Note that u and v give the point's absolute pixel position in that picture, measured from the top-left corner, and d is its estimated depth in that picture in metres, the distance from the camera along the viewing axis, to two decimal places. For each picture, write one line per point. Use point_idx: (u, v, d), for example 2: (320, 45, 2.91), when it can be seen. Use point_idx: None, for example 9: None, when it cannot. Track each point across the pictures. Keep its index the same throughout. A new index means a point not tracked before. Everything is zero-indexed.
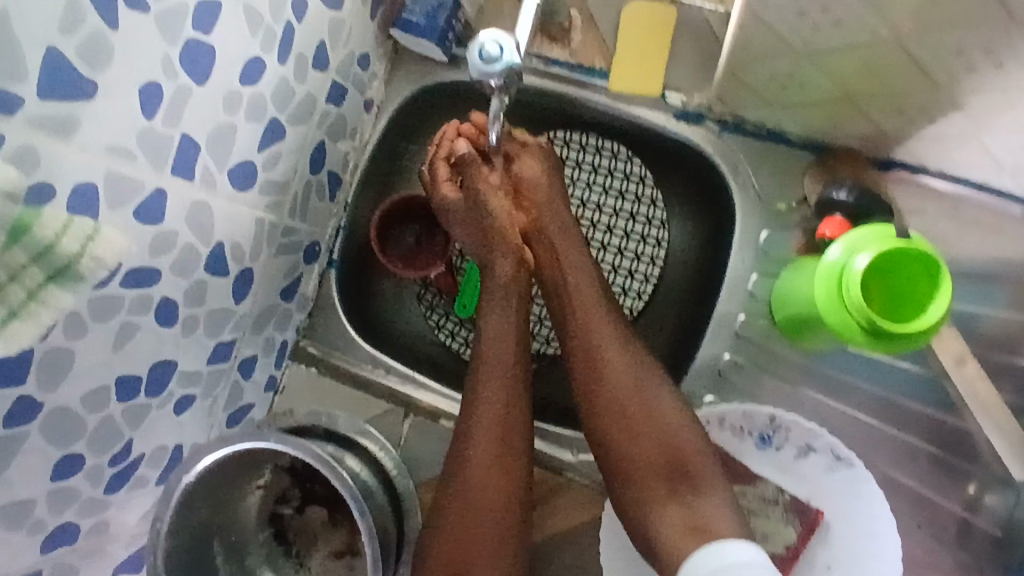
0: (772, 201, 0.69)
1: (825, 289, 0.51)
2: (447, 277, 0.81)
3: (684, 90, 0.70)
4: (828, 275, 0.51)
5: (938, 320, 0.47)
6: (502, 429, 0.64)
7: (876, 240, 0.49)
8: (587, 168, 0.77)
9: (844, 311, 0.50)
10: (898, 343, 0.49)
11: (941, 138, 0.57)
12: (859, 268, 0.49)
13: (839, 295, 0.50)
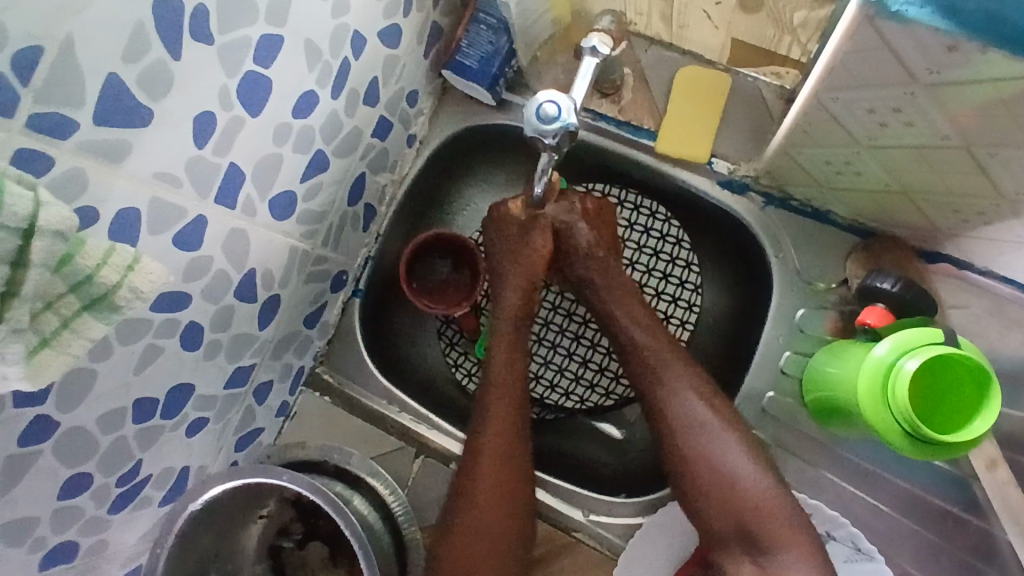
0: (812, 279, 0.68)
1: (866, 386, 0.49)
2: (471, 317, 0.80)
3: (732, 158, 0.69)
4: (870, 372, 0.49)
5: (981, 434, 0.46)
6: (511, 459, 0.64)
7: (924, 344, 0.48)
8: (623, 224, 0.77)
9: (885, 413, 0.48)
10: (937, 453, 0.48)
11: (995, 240, 0.56)
12: (908, 371, 0.47)
13: (883, 394, 0.48)
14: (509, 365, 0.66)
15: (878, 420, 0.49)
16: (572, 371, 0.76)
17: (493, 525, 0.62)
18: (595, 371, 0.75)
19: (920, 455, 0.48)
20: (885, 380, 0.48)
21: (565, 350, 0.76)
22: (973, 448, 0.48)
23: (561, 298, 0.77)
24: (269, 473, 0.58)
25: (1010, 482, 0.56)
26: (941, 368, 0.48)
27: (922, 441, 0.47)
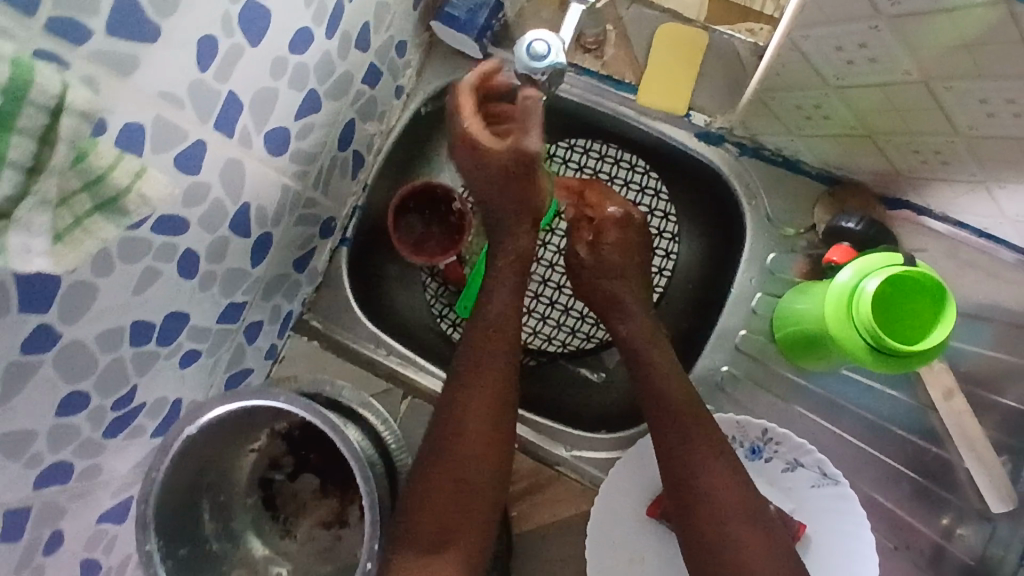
0: (782, 225, 0.72)
1: (835, 305, 0.53)
2: (456, 268, 0.82)
3: (708, 111, 0.73)
4: (837, 294, 0.53)
5: (939, 343, 0.49)
6: (495, 426, 0.63)
7: (886, 266, 0.51)
8: (604, 177, 0.80)
9: (852, 330, 0.52)
10: (903, 363, 0.51)
11: (949, 181, 0.61)
12: (869, 291, 0.51)
13: (848, 313, 0.52)
14: (484, 333, 0.65)
15: (844, 336, 0.52)
16: (555, 319, 0.79)
17: (474, 477, 0.61)
18: (577, 319, 0.78)
19: (889, 367, 0.52)
20: (851, 298, 0.52)
21: (547, 300, 0.79)
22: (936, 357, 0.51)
23: (547, 250, 0.79)
24: (267, 395, 0.59)
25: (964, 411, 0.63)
26: (901, 285, 0.51)
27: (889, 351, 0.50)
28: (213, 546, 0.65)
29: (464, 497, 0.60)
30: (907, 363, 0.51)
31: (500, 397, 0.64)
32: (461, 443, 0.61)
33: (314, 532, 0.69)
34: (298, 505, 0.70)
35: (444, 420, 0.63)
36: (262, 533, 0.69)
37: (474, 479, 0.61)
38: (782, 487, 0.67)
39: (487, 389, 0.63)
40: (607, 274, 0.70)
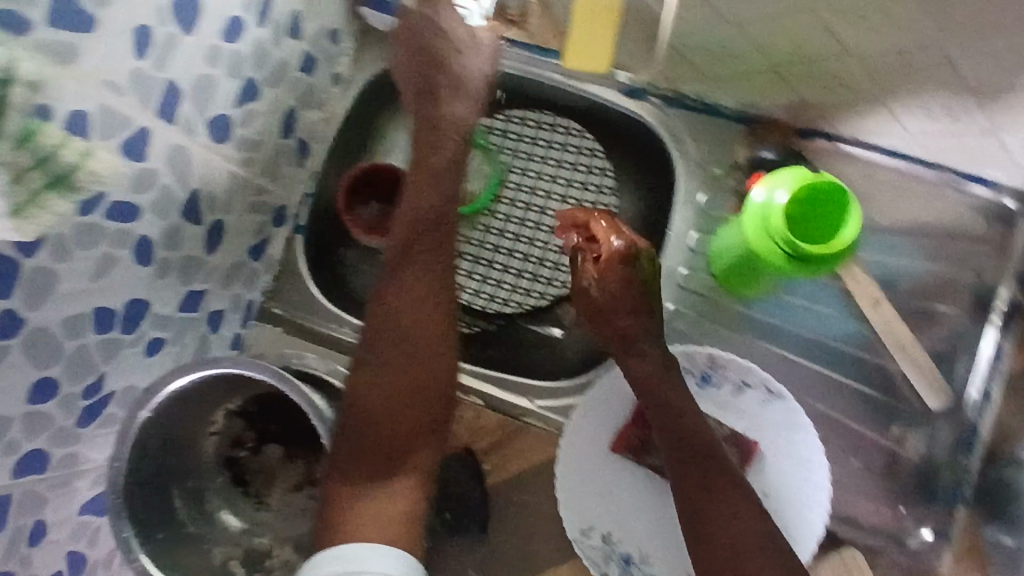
0: (709, 165, 0.76)
1: (753, 225, 0.57)
2: None
3: (631, 68, 0.76)
4: (754, 214, 0.57)
5: (850, 239, 0.54)
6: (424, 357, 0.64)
7: (793, 179, 0.56)
8: (542, 143, 0.83)
9: (770, 243, 0.57)
10: (822, 263, 0.56)
11: (855, 103, 0.66)
12: (779, 203, 0.55)
13: (765, 229, 0.57)
14: (423, 263, 0.65)
15: (764, 249, 0.57)
16: (510, 283, 0.82)
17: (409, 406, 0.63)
18: (530, 280, 0.82)
19: (811, 268, 0.57)
20: (766, 216, 0.56)
21: (501, 266, 0.82)
22: (849, 254, 0.56)
23: (497, 219, 0.83)
24: (214, 364, 0.63)
25: (893, 317, 0.70)
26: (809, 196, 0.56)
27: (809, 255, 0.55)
28: (191, 527, 0.68)
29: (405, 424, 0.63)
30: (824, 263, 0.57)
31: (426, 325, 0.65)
32: (391, 372, 0.63)
33: (286, 498, 0.73)
34: (267, 477, 0.73)
35: (383, 345, 0.64)
36: (237, 510, 0.72)
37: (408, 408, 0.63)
38: (735, 410, 0.71)
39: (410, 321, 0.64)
40: (616, 311, 0.65)
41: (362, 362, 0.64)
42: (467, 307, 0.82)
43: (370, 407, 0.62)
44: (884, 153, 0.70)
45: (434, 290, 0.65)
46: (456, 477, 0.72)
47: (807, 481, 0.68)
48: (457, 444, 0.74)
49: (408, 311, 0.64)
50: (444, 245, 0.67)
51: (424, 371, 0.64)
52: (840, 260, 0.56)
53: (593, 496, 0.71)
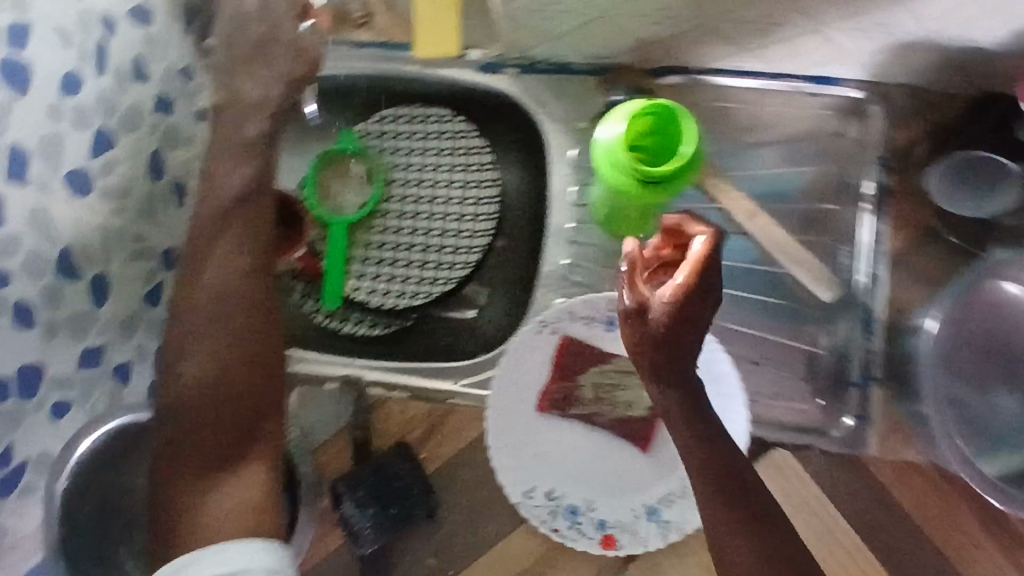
0: (576, 122, 0.77)
1: (606, 159, 0.59)
2: (310, 260, 0.82)
3: (481, 45, 0.77)
4: (603, 150, 0.60)
5: (688, 156, 0.57)
6: (246, 350, 0.60)
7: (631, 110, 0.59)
8: (418, 135, 0.84)
9: (623, 175, 0.59)
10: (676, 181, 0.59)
11: (682, 32, 0.69)
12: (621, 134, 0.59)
13: (616, 162, 0.59)
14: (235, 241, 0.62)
15: (619, 183, 0.60)
16: (415, 276, 0.83)
17: (230, 405, 0.59)
18: (434, 268, 0.83)
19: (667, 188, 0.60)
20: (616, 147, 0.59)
21: (404, 262, 0.83)
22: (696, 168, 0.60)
23: (390, 219, 0.83)
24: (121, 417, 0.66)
25: (772, 225, 0.72)
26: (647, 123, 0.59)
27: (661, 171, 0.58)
28: None
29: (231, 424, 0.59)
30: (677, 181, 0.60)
31: (242, 318, 0.61)
32: (206, 374, 0.59)
33: None
34: None
35: (201, 336, 0.59)
36: None
37: (229, 408, 0.59)
38: None
39: (219, 317, 0.60)
40: (672, 337, 0.54)
41: (178, 352, 0.60)
42: (379, 309, 0.83)
43: (190, 399, 0.58)
44: (734, 74, 0.74)
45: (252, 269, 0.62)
46: (397, 471, 0.72)
47: (727, 401, 0.70)
48: (390, 439, 0.75)
49: (227, 296, 0.60)
50: (262, 225, 0.64)
51: (247, 363, 0.60)
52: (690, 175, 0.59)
53: (527, 458, 0.72)
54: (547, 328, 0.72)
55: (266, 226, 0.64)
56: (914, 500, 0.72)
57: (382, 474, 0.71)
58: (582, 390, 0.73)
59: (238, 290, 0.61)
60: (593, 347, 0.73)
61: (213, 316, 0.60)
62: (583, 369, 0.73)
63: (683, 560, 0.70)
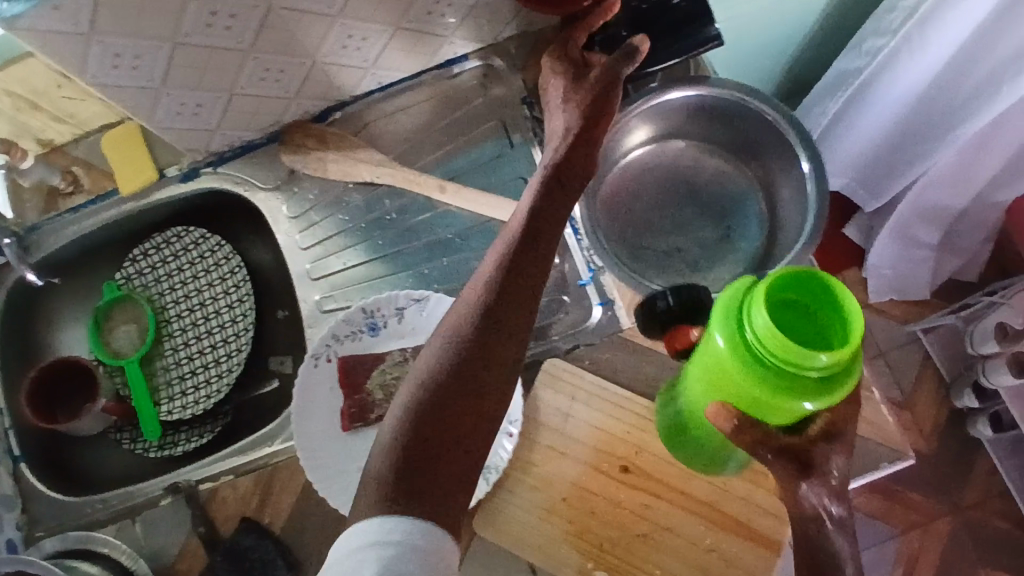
0: (275, 182, 0.86)
1: (721, 322, 0.59)
2: (116, 404, 0.89)
3: (173, 161, 0.87)
4: (719, 315, 0.60)
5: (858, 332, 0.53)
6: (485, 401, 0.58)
7: (785, 270, 0.57)
8: (166, 260, 0.93)
9: (762, 367, 0.55)
10: (819, 384, 0.54)
11: (309, 76, 0.78)
12: (759, 323, 0.54)
13: (754, 353, 0.56)
14: (494, 336, 0.59)
15: (761, 378, 0.55)
16: (213, 372, 0.92)
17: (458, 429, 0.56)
18: (226, 359, 0.92)
19: (782, 395, 0.55)
20: (735, 310, 0.58)
21: (200, 365, 0.92)
22: (840, 396, 0.55)
23: (173, 338, 0.93)
24: None
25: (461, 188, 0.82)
26: (788, 287, 0.58)
27: (785, 359, 0.53)
28: None
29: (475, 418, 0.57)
30: (813, 390, 0.54)
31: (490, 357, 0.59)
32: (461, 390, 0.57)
33: None
34: None
35: (491, 326, 0.59)
36: None
37: (453, 447, 0.56)
38: (408, 331, 0.81)
39: (510, 317, 0.60)
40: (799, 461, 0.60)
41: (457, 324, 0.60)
42: (194, 417, 0.90)
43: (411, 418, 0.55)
44: (378, 90, 0.85)
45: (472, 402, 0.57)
46: (248, 545, 0.77)
47: None
48: (235, 518, 0.79)
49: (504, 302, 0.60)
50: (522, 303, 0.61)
51: (479, 401, 0.58)
52: (830, 391, 0.54)
53: (349, 477, 0.76)
54: (320, 359, 0.79)
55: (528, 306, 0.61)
56: None
57: (234, 555, 0.76)
58: (374, 395, 0.79)
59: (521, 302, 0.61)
60: (370, 353, 0.80)
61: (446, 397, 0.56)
62: (365, 375, 0.79)
63: (516, 492, 0.73)
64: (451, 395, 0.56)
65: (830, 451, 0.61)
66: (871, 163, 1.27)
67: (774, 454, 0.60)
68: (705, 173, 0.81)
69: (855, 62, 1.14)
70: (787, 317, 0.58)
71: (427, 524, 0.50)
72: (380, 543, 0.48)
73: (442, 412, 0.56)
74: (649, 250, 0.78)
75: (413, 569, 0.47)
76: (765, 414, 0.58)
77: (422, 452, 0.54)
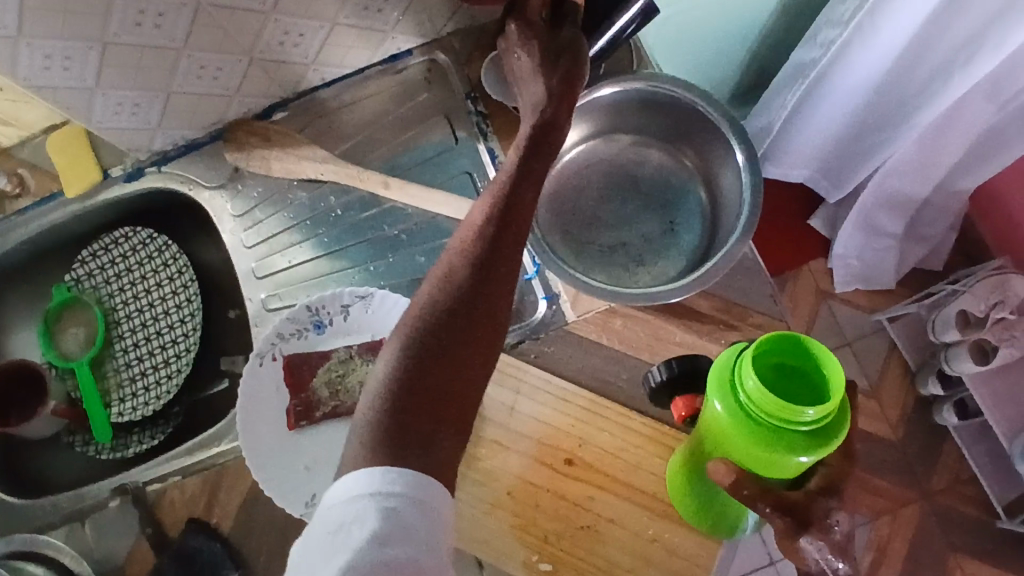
0: (220, 179, 0.85)
1: (716, 388, 0.62)
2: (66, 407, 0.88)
3: (116, 161, 0.86)
4: (714, 382, 0.63)
5: (840, 390, 0.57)
6: (479, 357, 0.56)
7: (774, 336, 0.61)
8: (114, 261, 0.92)
9: (757, 425, 0.59)
10: (810, 439, 0.57)
11: (247, 74, 0.78)
12: (751, 386, 0.58)
13: (748, 414, 0.59)
14: (476, 300, 0.56)
15: (755, 437, 0.59)
16: (164, 373, 0.92)
17: (454, 383, 0.54)
18: (176, 358, 0.92)
19: (780, 451, 0.58)
20: (728, 376, 0.62)
21: (151, 366, 0.92)
22: (829, 451, 0.57)
23: (123, 339, 0.92)
24: None
25: (405, 183, 0.82)
26: (772, 349, 0.61)
27: (774, 415, 0.56)
28: None
29: (467, 371, 0.55)
30: (805, 446, 0.57)
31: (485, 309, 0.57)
32: (456, 342, 0.54)
33: None
34: None
35: (484, 279, 0.57)
36: None
37: (449, 399, 0.53)
38: (353, 329, 0.81)
39: (500, 275, 0.58)
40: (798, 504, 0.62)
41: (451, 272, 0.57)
42: (145, 418, 0.90)
43: (407, 369, 0.52)
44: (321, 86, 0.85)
45: (465, 356, 0.55)
46: (197, 546, 0.76)
47: None
48: (182, 521, 0.78)
49: (496, 257, 0.58)
50: (511, 255, 0.59)
51: (471, 357, 0.55)
52: (821, 447, 0.57)
53: (295, 475, 0.76)
54: (265, 358, 0.78)
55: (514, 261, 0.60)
56: (620, 339, 0.78)
57: (182, 556, 0.76)
58: (318, 393, 0.78)
59: (510, 259, 0.59)
60: (315, 352, 0.80)
61: (439, 348, 0.54)
62: (311, 373, 0.79)
63: (462, 488, 0.73)
64: (446, 348, 0.54)
65: (829, 505, 0.62)
66: (834, 151, 1.22)
67: (773, 508, 0.61)
68: (647, 167, 0.81)
69: (811, 53, 1.05)
70: (779, 381, 0.62)
71: (429, 479, 0.47)
72: (382, 495, 0.45)
73: (428, 373, 0.52)
74: (594, 244, 0.78)
75: (417, 524, 0.44)
76: (763, 471, 0.61)
77: (418, 404, 0.51)
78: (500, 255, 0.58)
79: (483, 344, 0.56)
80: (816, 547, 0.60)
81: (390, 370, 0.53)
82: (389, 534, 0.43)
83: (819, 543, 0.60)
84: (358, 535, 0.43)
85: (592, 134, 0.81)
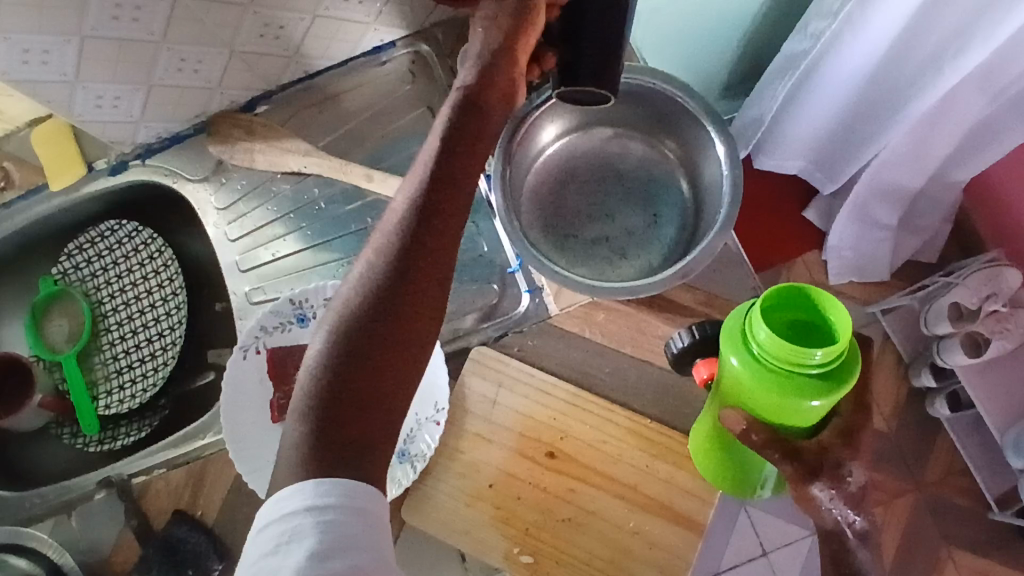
0: (204, 173, 0.85)
1: (729, 345, 0.63)
2: (53, 400, 0.88)
3: (101, 153, 0.86)
4: (727, 339, 0.64)
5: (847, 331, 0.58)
6: (411, 352, 0.54)
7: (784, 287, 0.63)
8: (100, 254, 0.92)
9: (771, 372, 0.59)
10: (822, 381, 0.58)
11: (229, 66, 0.77)
12: (762, 334, 0.59)
13: (762, 363, 0.60)
14: (406, 292, 0.54)
15: (768, 384, 0.59)
16: (152, 365, 0.92)
17: (385, 383, 0.52)
18: (163, 351, 0.92)
19: (791, 395, 0.58)
20: (739, 332, 0.63)
21: (139, 358, 0.93)
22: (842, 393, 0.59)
23: (111, 332, 0.93)
24: None
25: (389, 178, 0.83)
26: (782, 304, 0.63)
27: (786, 358, 0.58)
28: None
29: (400, 367, 0.53)
30: (818, 389, 0.58)
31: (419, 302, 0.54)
32: (386, 340, 0.52)
33: None
34: None
35: (414, 271, 0.54)
36: None
37: (382, 399, 0.52)
38: None
39: (432, 265, 0.55)
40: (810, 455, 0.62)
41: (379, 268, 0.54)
42: (132, 410, 0.91)
43: (337, 374, 0.51)
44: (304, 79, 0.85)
45: (395, 351, 0.53)
46: (181, 537, 0.77)
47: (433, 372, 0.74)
48: (167, 512, 0.79)
49: (427, 249, 0.55)
50: (444, 243, 0.56)
51: (403, 352, 0.53)
52: (836, 387, 0.58)
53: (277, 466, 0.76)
54: (249, 350, 0.78)
55: (450, 247, 0.57)
56: (602, 332, 0.78)
57: (167, 547, 0.76)
58: None
59: (444, 249, 0.56)
60: (298, 345, 0.80)
61: (368, 347, 0.52)
62: (295, 365, 0.79)
63: (443, 479, 0.73)
64: (376, 347, 0.52)
65: (839, 458, 0.62)
66: (825, 142, 1.21)
67: (783, 456, 0.61)
68: (630, 159, 0.81)
69: (801, 44, 1.05)
70: (793, 333, 0.63)
71: (366, 487, 0.47)
72: (316, 509, 0.45)
73: (353, 374, 0.51)
74: (576, 238, 0.78)
75: (357, 532, 0.45)
76: (780, 419, 0.61)
77: (345, 407, 0.50)
78: (434, 243, 0.55)
79: (417, 338, 0.54)
80: (827, 496, 0.59)
81: (319, 373, 0.51)
82: (325, 550, 0.43)
83: (830, 492, 0.59)
84: (296, 554, 0.43)
85: (571, 128, 0.81)
